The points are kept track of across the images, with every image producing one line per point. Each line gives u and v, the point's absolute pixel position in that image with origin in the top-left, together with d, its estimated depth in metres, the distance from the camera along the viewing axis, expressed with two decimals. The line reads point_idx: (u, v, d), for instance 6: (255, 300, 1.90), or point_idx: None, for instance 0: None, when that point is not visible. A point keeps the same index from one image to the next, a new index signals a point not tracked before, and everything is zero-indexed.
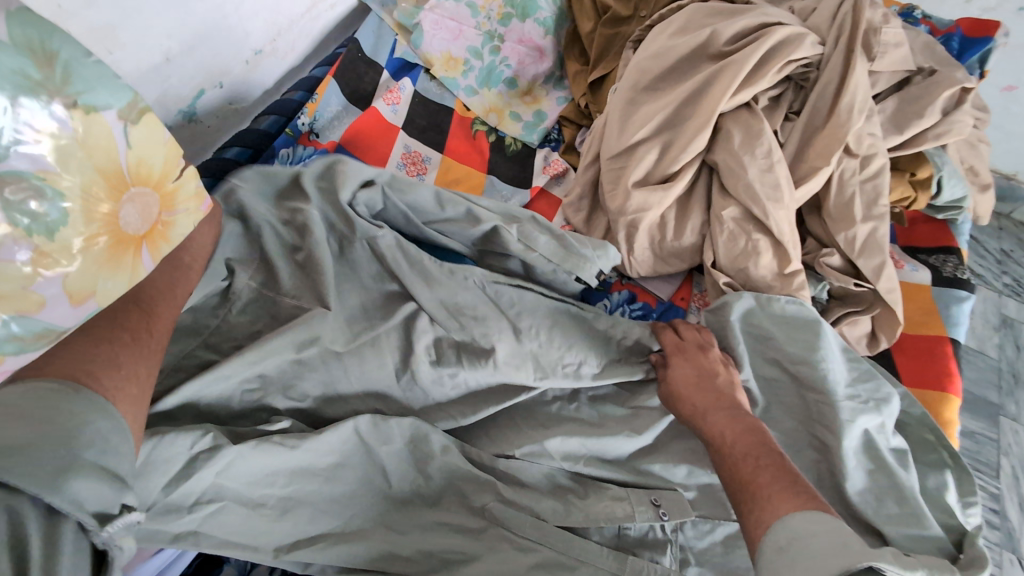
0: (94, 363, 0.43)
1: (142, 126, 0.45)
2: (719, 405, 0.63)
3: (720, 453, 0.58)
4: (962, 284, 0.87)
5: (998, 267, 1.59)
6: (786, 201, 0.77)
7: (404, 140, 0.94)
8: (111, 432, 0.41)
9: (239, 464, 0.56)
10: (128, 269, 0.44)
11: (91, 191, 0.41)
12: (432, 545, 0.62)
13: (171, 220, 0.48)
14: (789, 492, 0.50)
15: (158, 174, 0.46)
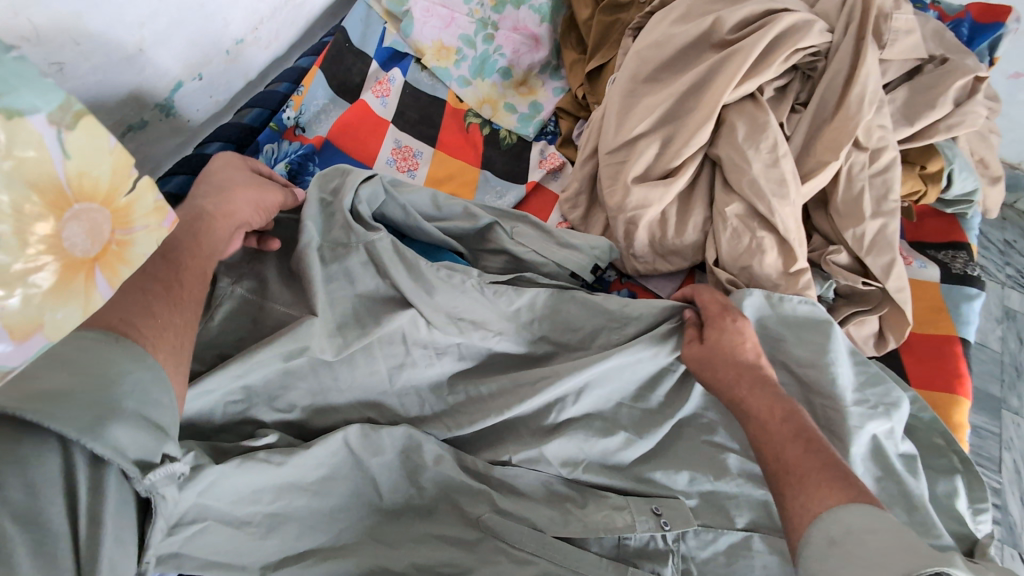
0: (139, 314, 0.47)
1: (82, 132, 0.34)
2: (758, 380, 0.60)
3: (755, 433, 0.57)
4: (973, 281, 0.84)
5: (1001, 258, 1.57)
6: (792, 197, 0.73)
7: (394, 134, 0.90)
8: (150, 385, 0.44)
9: (221, 484, 0.53)
10: (81, 297, 0.34)
11: (17, 214, 0.31)
12: (426, 559, 0.59)
13: (128, 239, 0.37)
14: (839, 483, 0.49)
15: (105, 187, 0.35)
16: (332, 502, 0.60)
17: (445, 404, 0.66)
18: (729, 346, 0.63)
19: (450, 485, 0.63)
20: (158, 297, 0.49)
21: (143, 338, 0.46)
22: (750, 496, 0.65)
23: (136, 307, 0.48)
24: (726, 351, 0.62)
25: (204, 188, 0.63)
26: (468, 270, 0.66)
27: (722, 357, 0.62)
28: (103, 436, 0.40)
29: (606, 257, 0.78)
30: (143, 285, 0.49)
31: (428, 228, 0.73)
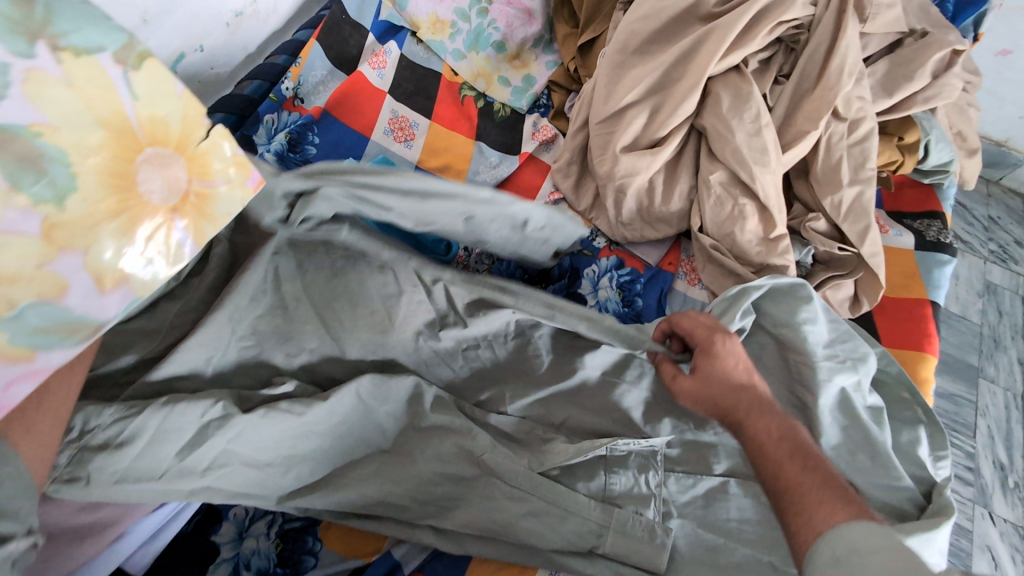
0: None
1: (146, 73, 0.34)
2: (755, 407, 0.60)
3: (758, 455, 0.57)
4: (945, 247, 0.87)
5: (984, 235, 1.61)
6: (772, 165, 0.77)
7: (391, 106, 0.93)
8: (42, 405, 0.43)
9: (250, 432, 0.57)
10: (161, 248, 0.35)
11: (92, 149, 0.32)
12: (429, 493, 0.66)
13: (207, 192, 0.37)
14: (839, 501, 0.49)
15: (177, 131, 0.35)
16: (339, 446, 0.65)
17: (445, 347, 0.71)
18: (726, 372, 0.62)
19: (450, 431, 0.68)
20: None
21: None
22: (727, 445, 0.71)
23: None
24: (715, 376, 0.63)
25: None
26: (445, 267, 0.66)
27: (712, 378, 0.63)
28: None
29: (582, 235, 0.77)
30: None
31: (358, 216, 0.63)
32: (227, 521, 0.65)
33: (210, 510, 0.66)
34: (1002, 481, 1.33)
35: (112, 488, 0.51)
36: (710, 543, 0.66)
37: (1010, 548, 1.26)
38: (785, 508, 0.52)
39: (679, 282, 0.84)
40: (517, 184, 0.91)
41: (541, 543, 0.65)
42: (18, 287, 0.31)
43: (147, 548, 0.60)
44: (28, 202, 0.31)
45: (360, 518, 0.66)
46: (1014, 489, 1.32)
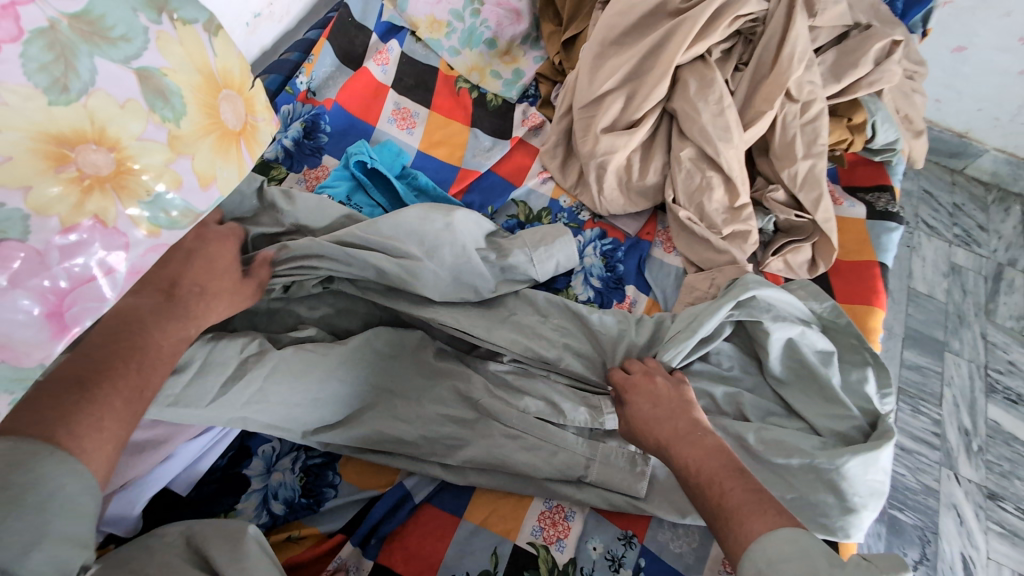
0: (56, 410, 0.44)
1: (221, 39, 0.45)
2: (679, 434, 0.64)
3: (693, 485, 0.59)
4: (893, 217, 0.98)
5: (950, 219, 1.69)
6: (735, 142, 0.87)
7: (394, 98, 1.02)
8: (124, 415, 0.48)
9: (283, 365, 0.68)
10: (235, 161, 0.45)
11: (196, 87, 0.42)
12: (434, 431, 0.73)
13: (257, 126, 0.48)
14: (757, 511, 0.52)
15: (239, 80, 0.46)
16: (355, 388, 0.72)
17: (444, 305, 0.80)
18: (653, 403, 0.69)
19: (454, 376, 0.77)
20: (102, 368, 0.48)
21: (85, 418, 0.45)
22: (700, 387, 0.80)
23: (69, 394, 0.45)
24: (637, 412, 0.70)
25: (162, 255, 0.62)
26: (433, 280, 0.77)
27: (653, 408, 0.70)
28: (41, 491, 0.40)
29: (562, 250, 0.87)
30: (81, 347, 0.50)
31: (347, 252, 0.73)
32: (255, 457, 0.73)
33: (241, 447, 0.73)
34: (967, 445, 1.39)
35: (166, 408, 0.62)
36: None
37: (974, 506, 1.32)
38: (717, 524, 0.54)
39: (656, 250, 0.94)
40: (509, 164, 1.00)
41: (534, 473, 0.73)
42: (150, 178, 0.39)
43: (193, 468, 0.68)
44: (158, 121, 0.39)
45: (374, 453, 0.74)
46: (978, 452, 1.38)
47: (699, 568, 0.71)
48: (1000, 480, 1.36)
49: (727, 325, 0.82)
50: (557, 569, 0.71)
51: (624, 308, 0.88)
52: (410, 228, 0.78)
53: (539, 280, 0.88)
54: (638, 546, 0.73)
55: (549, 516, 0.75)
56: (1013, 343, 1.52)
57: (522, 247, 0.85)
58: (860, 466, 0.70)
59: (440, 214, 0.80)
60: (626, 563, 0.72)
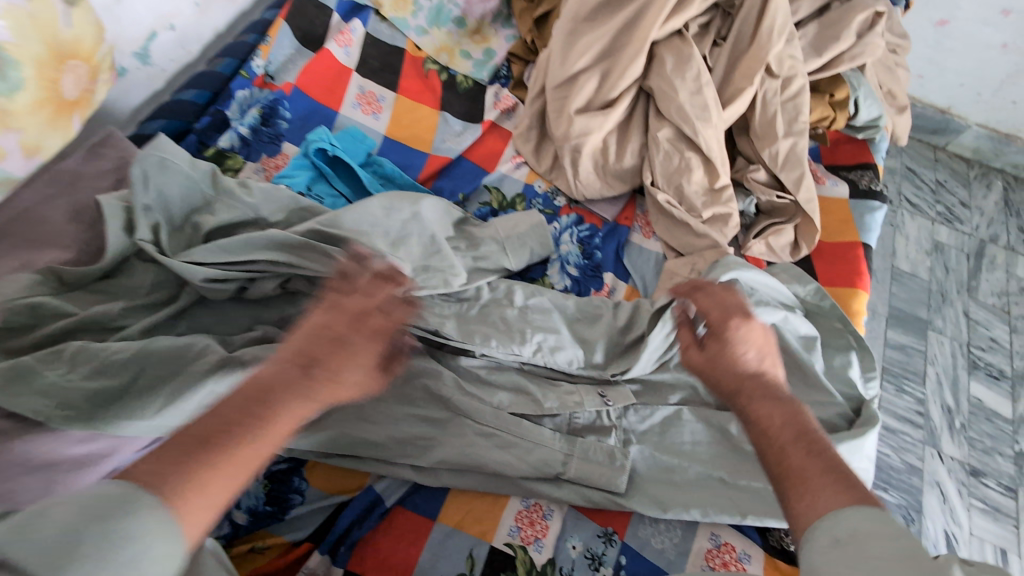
0: (172, 464, 0.39)
1: (76, 11, 0.65)
2: (756, 384, 0.56)
3: (758, 441, 0.51)
4: (876, 195, 0.95)
5: (933, 196, 1.68)
6: (714, 121, 0.84)
7: (359, 81, 0.96)
8: (215, 485, 0.39)
9: None
10: (65, 129, 0.66)
11: (41, 62, 0.60)
12: (404, 432, 0.71)
13: (94, 89, 0.70)
14: (837, 485, 0.45)
15: (89, 49, 0.67)
16: None
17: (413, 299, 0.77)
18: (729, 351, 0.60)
19: (425, 373, 0.74)
20: (255, 414, 0.43)
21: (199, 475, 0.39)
22: (681, 378, 0.78)
23: (187, 444, 0.40)
24: (723, 348, 0.60)
25: (370, 287, 0.55)
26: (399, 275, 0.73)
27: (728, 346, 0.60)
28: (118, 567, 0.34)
29: (536, 239, 0.84)
30: (250, 386, 0.45)
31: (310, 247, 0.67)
32: None
33: None
34: (950, 423, 1.39)
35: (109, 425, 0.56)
36: (666, 464, 0.73)
37: (957, 483, 1.32)
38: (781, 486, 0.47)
39: (635, 235, 0.90)
40: (481, 149, 0.95)
41: (511, 472, 0.71)
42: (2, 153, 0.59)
43: None
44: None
45: (340, 457, 0.71)
46: (960, 429, 1.38)
47: (681, 563, 0.69)
48: (982, 456, 1.36)
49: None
50: (535, 570, 0.69)
51: (602, 296, 0.84)
52: (377, 217, 0.76)
53: (514, 270, 0.85)
54: (618, 543, 0.71)
55: (527, 515, 0.72)
56: (994, 320, 1.52)
57: (493, 236, 0.84)
58: (844, 454, 0.69)
59: (406, 203, 0.78)
60: (607, 561, 0.70)
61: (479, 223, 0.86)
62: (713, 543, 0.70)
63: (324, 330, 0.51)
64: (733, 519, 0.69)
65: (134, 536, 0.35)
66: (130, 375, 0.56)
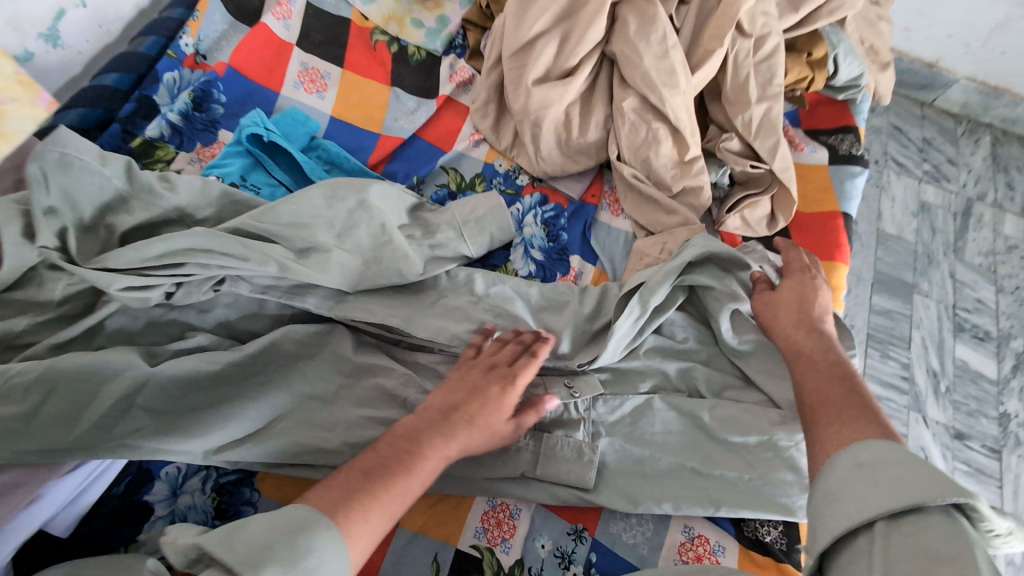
0: (345, 491, 0.53)
1: None
2: (807, 329, 0.68)
3: (802, 370, 0.65)
4: (857, 160, 0.90)
5: (920, 155, 1.62)
6: (682, 87, 0.78)
7: (300, 57, 0.88)
8: (382, 509, 0.54)
9: (166, 381, 0.59)
10: None
11: None
12: (360, 436, 0.66)
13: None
14: (851, 418, 0.56)
15: None
16: (259, 398, 0.63)
17: (362, 294, 0.72)
18: (799, 297, 0.72)
19: (379, 370, 0.70)
20: (412, 453, 0.58)
21: (372, 499, 0.53)
22: (651, 364, 0.74)
23: (357, 479, 0.55)
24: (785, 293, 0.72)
25: (492, 347, 0.69)
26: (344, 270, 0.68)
27: (780, 304, 0.71)
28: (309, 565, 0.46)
29: (495, 223, 0.79)
30: (402, 429, 0.60)
31: (244, 244, 0.62)
32: (159, 480, 0.64)
33: (140, 471, 0.64)
34: (935, 387, 1.37)
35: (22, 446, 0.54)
36: (636, 455, 0.70)
37: (941, 446, 1.31)
38: (810, 423, 0.59)
39: (602, 213, 0.85)
40: (437, 128, 0.89)
41: (472, 471, 0.69)
42: None
43: (76, 505, 0.60)
44: None
45: (292, 466, 0.66)
46: (945, 393, 1.37)
47: (654, 559, 0.66)
48: (967, 419, 1.35)
49: (678, 293, 0.75)
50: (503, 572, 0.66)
51: (569, 281, 0.79)
52: (318, 205, 0.69)
53: (474, 257, 0.79)
54: (589, 540, 0.68)
55: (493, 515, 0.69)
56: (981, 281, 1.49)
57: (450, 222, 0.77)
58: None
59: (350, 191, 0.70)
60: (577, 559, 0.67)
61: (435, 207, 0.80)
62: (687, 536, 0.68)
63: (465, 381, 0.66)
64: (706, 512, 0.66)
65: (311, 550, 0.47)
66: (40, 396, 0.54)
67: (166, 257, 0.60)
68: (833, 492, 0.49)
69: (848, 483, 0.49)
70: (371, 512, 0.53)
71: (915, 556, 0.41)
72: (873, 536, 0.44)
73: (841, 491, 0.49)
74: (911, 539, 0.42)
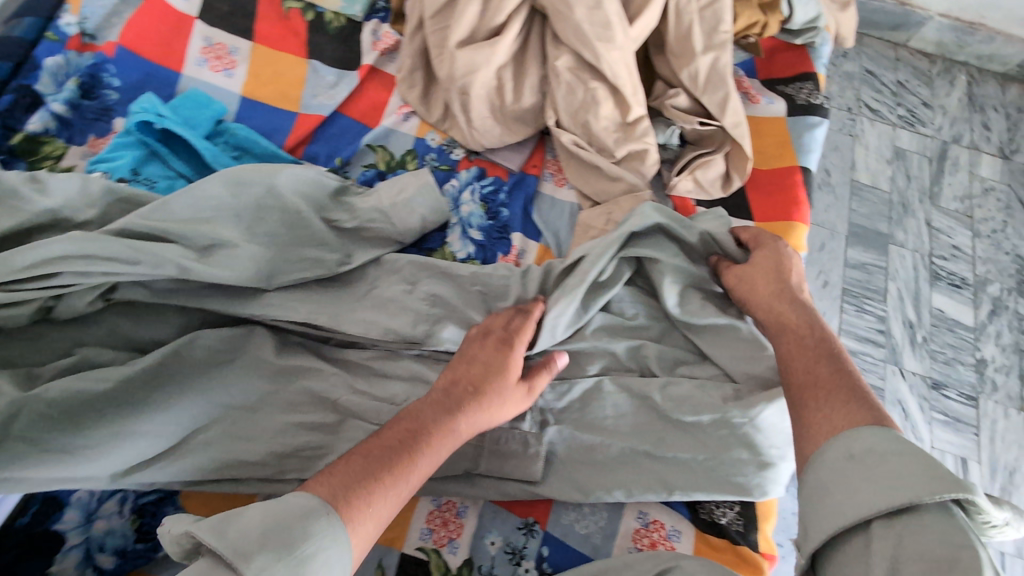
0: (346, 476, 0.49)
1: None
2: (789, 302, 0.65)
3: (789, 347, 0.62)
4: (816, 109, 0.84)
5: (894, 99, 1.56)
6: (619, 41, 0.71)
7: (203, 32, 0.80)
8: (387, 493, 0.50)
9: (53, 401, 0.54)
10: None
11: None
12: (287, 444, 0.61)
13: None
14: (839, 400, 0.54)
15: None
16: (166, 415, 0.58)
17: (280, 292, 0.65)
18: (776, 266, 0.68)
19: (304, 372, 0.64)
20: (425, 432, 0.55)
21: (382, 483, 0.50)
22: (600, 345, 0.69)
23: (359, 464, 0.51)
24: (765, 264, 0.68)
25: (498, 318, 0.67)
26: (254, 267, 0.62)
27: (761, 276, 0.68)
28: (305, 552, 0.43)
29: (426, 203, 0.72)
30: (406, 413, 0.57)
31: (133, 249, 0.56)
32: (70, 507, 0.59)
33: (47, 500, 0.59)
34: (912, 338, 1.34)
35: None
36: (586, 443, 0.66)
37: (918, 398, 1.28)
38: (796, 405, 0.56)
39: (545, 184, 0.79)
40: (361, 102, 0.81)
41: None
42: None
43: None
44: None
45: (218, 482, 0.61)
46: (922, 343, 1.33)
47: (608, 548, 0.64)
48: (945, 368, 1.32)
49: (625, 267, 0.71)
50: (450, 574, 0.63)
51: (509, 262, 0.73)
52: (221, 195, 0.63)
53: (407, 243, 0.73)
54: (540, 534, 0.65)
55: (439, 515, 0.65)
56: (958, 227, 1.45)
57: (376, 204, 0.71)
58: (777, 413, 0.64)
59: (257, 176, 0.65)
60: (528, 554, 0.64)
61: (361, 189, 0.73)
62: (641, 522, 0.65)
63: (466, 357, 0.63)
64: (659, 497, 0.64)
65: (310, 536, 0.44)
66: None
67: (40, 268, 0.54)
68: (825, 485, 0.48)
69: (844, 478, 0.47)
70: (380, 498, 0.49)
71: (910, 561, 0.40)
72: (871, 536, 0.43)
73: (833, 488, 0.47)
74: (907, 541, 0.41)
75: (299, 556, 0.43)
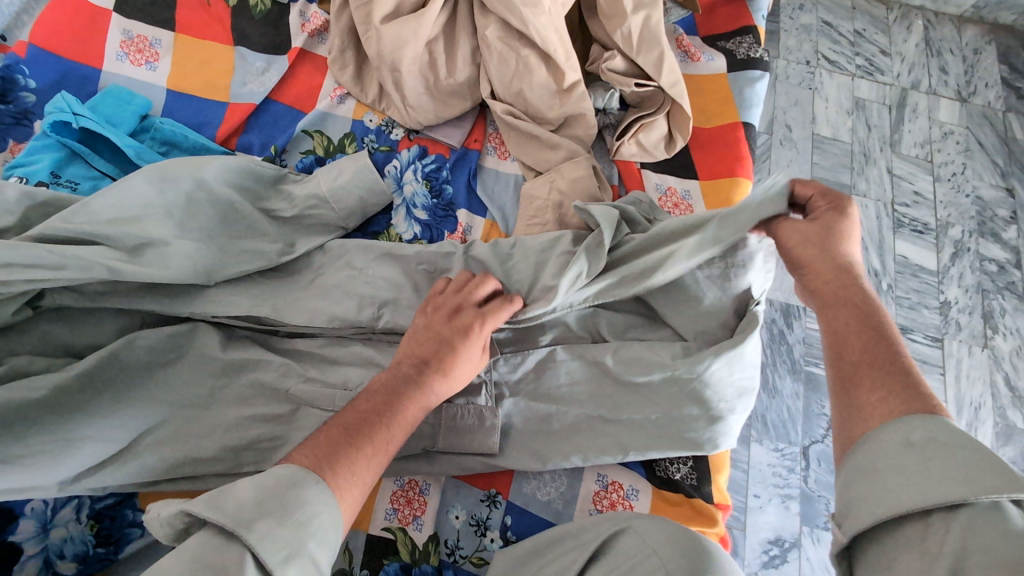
0: (326, 451, 0.48)
1: None
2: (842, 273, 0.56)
3: (835, 322, 0.53)
4: (755, 63, 0.83)
5: (851, 49, 1.55)
6: (546, 5, 0.69)
7: (120, 24, 0.76)
8: (366, 464, 0.49)
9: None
10: None
11: None
12: (240, 438, 0.61)
13: None
14: (899, 384, 0.46)
15: None
16: (111, 418, 0.58)
17: (222, 286, 0.64)
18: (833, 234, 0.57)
19: (252, 364, 0.64)
20: (399, 401, 0.54)
21: (364, 453, 0.49)
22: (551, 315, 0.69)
23: (338, 437, 0.49)
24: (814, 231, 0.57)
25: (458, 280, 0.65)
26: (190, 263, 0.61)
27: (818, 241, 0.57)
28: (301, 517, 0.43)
29: (366, 186, 0.71)
30: (378, 385, 0.55)
31: (49, 250, 0.56)
32: (24, 518, 0.59)
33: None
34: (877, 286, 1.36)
35: None
36: (543, 412, 0.67)
37: None
38: (845, 384, 0.49)
39: (488, 158, 0.78)
40: (294, 87, 0.79)
41: None
42: None
43: None
44: None
45: (172, 482, 0.61)
46: (888, 291, 1.35)
47: (570, 511, 0.65)
48: (910, 313, 1.34)
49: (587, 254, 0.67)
50: (417, 551, 0.64)
51: (455, 239, 0.73)
52: (149, 195, 0.62)
53: (351, 228, 0.73)
54: (503, 504, 0.66)
55: (402, 494, 0.66)
56: (918, 172, 1.46)
57: (314, 190, 0.69)
58: (724, 368, 0.63)
59: (183, 171, 0.63)
60: (492, 525, 0.65)
61: (299, 176, 0.72)
62: (600, 484, 0.66)
63: (428, 326, 0.60)
64: (616, 459, 0.65)
65: (307, 503, 0.44)
66: None
67: None
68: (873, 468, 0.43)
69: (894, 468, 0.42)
70: (363, 467, 0.49)
71: (970, 556, 0.36)
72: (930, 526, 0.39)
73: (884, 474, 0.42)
74: (968, 537, 0.36)
75: (294, 522, 0.43)
